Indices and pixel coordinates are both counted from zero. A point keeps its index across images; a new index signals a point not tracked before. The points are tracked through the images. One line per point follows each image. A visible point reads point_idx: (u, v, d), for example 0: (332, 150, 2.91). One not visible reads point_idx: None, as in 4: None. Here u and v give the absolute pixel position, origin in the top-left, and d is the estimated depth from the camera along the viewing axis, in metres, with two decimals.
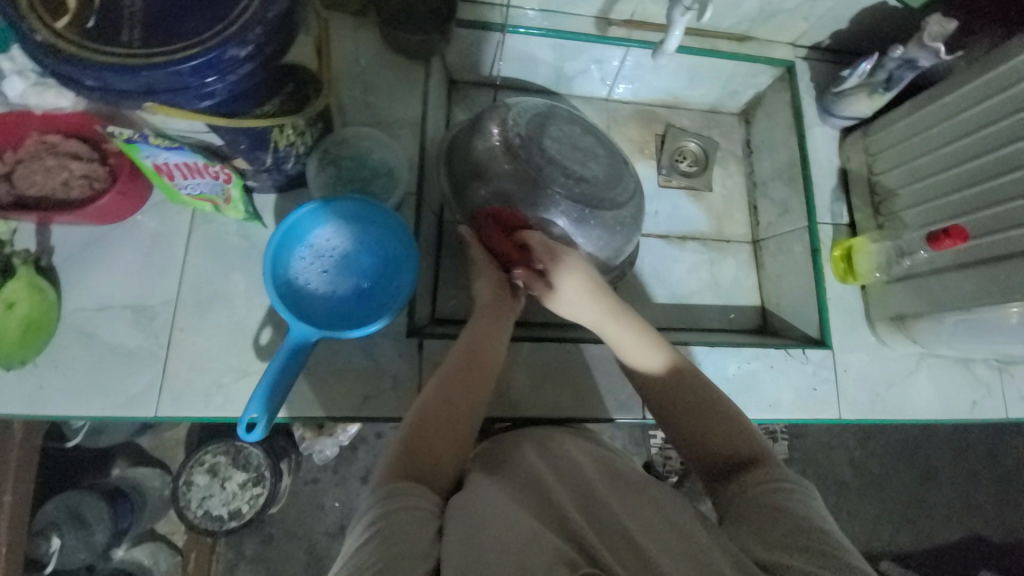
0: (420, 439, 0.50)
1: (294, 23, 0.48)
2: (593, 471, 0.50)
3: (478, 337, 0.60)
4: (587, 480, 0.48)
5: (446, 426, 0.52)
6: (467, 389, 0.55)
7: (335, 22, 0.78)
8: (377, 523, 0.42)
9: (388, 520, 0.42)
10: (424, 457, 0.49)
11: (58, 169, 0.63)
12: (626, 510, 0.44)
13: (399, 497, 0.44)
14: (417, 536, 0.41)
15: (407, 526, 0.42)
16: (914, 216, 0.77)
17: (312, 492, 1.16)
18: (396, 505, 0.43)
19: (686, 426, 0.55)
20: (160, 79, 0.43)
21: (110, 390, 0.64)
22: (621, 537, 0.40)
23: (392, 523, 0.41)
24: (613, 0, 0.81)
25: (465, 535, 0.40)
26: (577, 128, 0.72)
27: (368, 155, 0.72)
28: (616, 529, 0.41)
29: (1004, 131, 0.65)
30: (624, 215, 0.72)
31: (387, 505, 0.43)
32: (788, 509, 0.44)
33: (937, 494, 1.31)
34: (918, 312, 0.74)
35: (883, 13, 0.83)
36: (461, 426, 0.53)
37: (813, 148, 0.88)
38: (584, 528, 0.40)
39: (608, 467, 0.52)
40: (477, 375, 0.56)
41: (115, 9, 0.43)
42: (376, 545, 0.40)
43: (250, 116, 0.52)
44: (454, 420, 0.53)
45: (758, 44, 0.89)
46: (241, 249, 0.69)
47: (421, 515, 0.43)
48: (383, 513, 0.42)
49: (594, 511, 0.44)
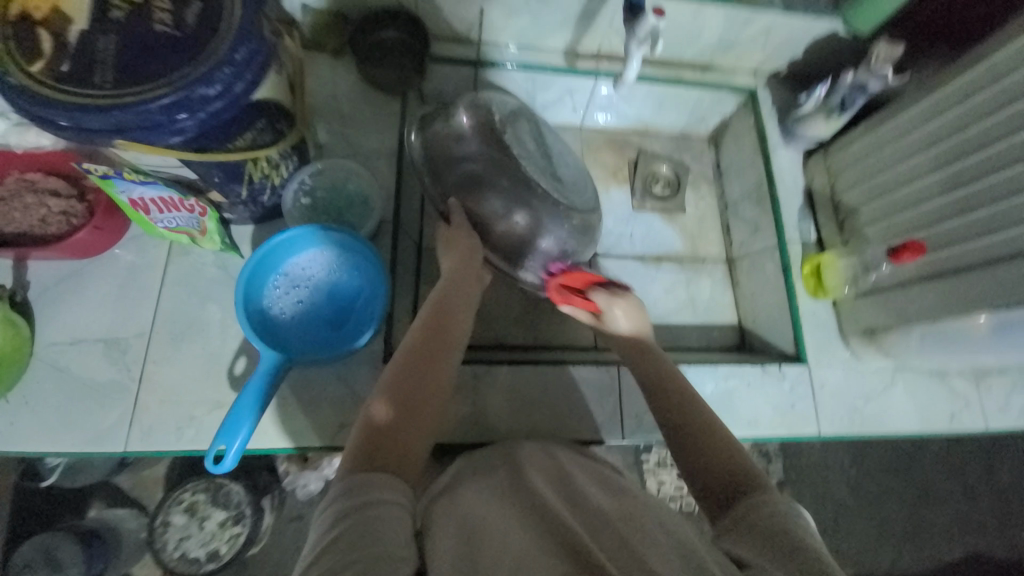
0: (387, 429, 0.49)
1: (262, 63, 0.50)
2: (576, 471, 0.51)
3: (443, 309, 0.59)
4: (575, 484, 0.48)
5: (415, 413, 0.51)
6: (434, 366, 0.54)
7: (314, 61, 0.81)
8: (346, 520, 0.40)
9: (358, 517, 0.40)
10: (392, 447, 0.47)
11: (36, 206, 0.64)
12: (610, 509, 0.44)
13: (370, 489, 0.43)
14: (389, 534, 0.40)
15: (380, 521, 0.40)
16: (876, 231, 0.80)
17: (298, 530, 1.09)
18: (365, 499, 0.42)
19: (692, 450, 0.53)
20: (130, 118, 0.44)
21: (80, 424, 0.63)
22: (618, 540, 0.40)
23: (363, 520, 0.40)
24: (580, 35, 0.85)
25: (453, 545, 0.40)
26: (539, 130, 0.75)
27: (344, 185, 0.74)
28: (609, 529, 0.41)
29: (953, 148, 0.68)
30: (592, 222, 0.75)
31: (357, 499, 0.42)
32: (784, 530, 0.43)
33: (937, 511, 1.29)
34: (887, 325, 0.76)
35: (835, 41, 0.88)
36: (428, 412, 0.52)
37: (779, 170, 0.91)
38: (577, 527, 0.40)
39: (604, 479, 0.51)
40: (439, 357, 0.55)
41: (89, 53, 0.45)
42: (347, 544, 0.38)
43: (222, 151, 0.54)
44: (421, 406, 0.52)
45: (721, 73, 0.94)
46: (218, 280, 0.70)
47: (396, 509, 0.42)
48: (353, 508, 0.41)
49: (588, 514, 0.43)
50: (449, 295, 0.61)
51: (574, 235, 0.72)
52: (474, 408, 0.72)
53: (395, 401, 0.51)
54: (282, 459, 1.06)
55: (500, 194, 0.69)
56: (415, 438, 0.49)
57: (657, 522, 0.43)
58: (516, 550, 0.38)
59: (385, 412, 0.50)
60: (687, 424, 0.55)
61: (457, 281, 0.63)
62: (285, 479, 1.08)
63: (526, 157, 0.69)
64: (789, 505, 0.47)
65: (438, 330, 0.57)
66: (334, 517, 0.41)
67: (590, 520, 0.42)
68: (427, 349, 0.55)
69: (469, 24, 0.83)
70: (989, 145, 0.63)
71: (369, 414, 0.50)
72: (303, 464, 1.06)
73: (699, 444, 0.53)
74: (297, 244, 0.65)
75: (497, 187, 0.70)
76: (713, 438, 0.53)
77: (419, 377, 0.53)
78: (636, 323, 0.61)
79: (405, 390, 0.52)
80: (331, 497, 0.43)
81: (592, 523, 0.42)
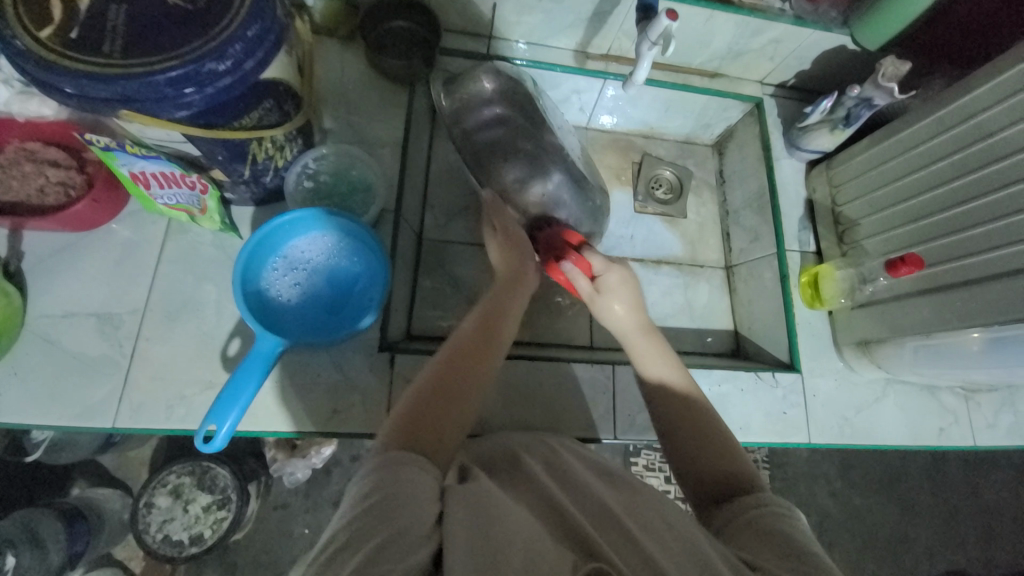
0: (427, 412, 0.50)
1: (273, 42, 0.50)
2: (574, 463, 0.51)
3: (492, 309, 0.61)
4: (577, 477, 0.48)
5: (454, 400, 0.52)
6: (477, 358, 0.56)
7: (323, 46, 0.80)
8: (375, 494, 0.40)
9: (390, 490, 0.41)
10: (427, 433, 0.48)
11: (35, 175, 0.63)
12: (611, 502, 0.44)
13: (401, 468, 0.43)
14: (419, 507, 0.40)
15: (410, 494, 0.41)
16: (875, 244, 0.81)
17: (281, 518, 1.10)
18: (399, 474, 0.42)
19: (695, 455, 0.54)
20: (137, 89, 0.44)
21: (69, 399, 0.62)
22: (619, 533, 0.39)
23: (392, 494, 0.40)
24: (590, 35, 0.85)
25: (466, 517, 0.39)
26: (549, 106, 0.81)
27: (348, 171, 0.74)
28: (611, 521, 0.41)
29: (956, 164, 0.68)
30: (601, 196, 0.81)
31: (391, 473, 0.42)
32: (785, 534, 0.43)
33: (920, 525, 1.30)
34: (882, 336, 0.76)
35: (843, 55, 0.88)
36: (468, 401, 0.53)
37: (781, 179, 0.91)
38: (577, 519, 0.40)
39: (603, 473, 0.51)
40: (486, 352, 0.56)
41: (98, 21, 0.44)
42: (377, 513, 0.38)
43: (228, 129, 0.54)
44: (460, 396, 0.52)
45: (728, 80, 0.94)
46: (216, 259, 0.70)
47: (422, 490, 0.42)
48: (385, 481, 0.41)
49: (588, 504, 0.43)
50: (497, 295, 0.63)
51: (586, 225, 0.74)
52: None
53: (437, 389, 0.52)
54: (270, 447, 1.06)
55: (519, 165, 0.75)
56: (451, 423, 0.50)
57: (656, 516, 0.43)
58: (523, 526, 0.38)
59: (425, 397, 0.51)
60: (683, 425, 0.56)
61: (509, 282, 0.65)
62: (271, 466, 1.07)
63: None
64: (787, 505, 0.47)
65: (486, 329, 0.59)
66: (365, 490, 0.41)
67: (591, 511, 0.42)
68: (472, 344, 0.57)
69: (480, 18, 0.82)
70: (993, 162, 0.64)
71: (408, 401, 0.51)
72: (291, 453, 1.06)
73: (705, 449, 0.54)
74: (302, 225, 0.64)
75: (514, 158, 0.75)
76: (710, 439, 0.54)
77: (460, 368, 0.54)
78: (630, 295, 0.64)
79: (447, 376, 0.53)
80: (362, 475, 0.43)
81: (592, 513, 0.42)
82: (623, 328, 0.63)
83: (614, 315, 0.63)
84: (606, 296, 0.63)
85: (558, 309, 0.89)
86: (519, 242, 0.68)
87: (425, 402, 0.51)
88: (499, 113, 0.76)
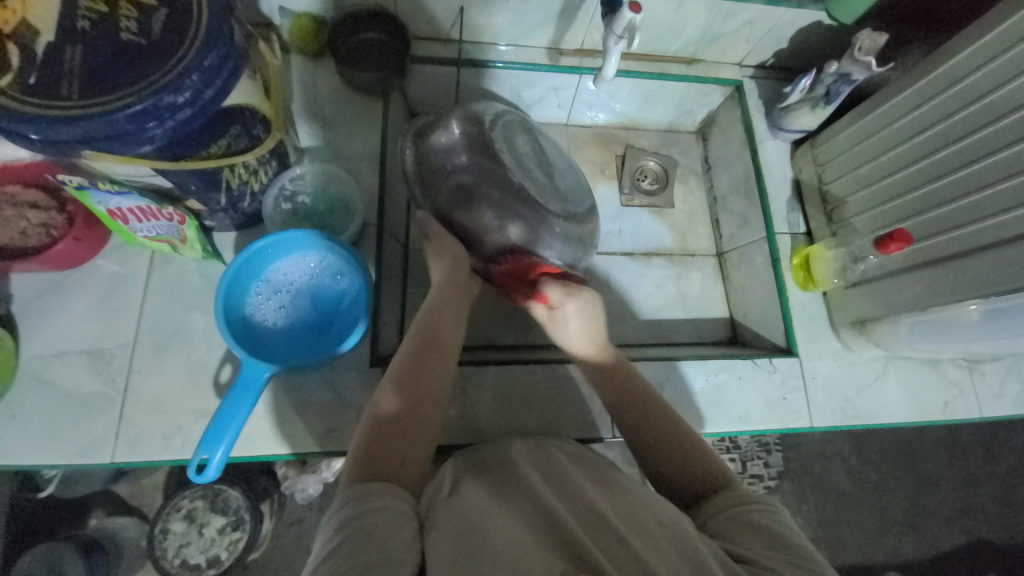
0: (386, 437, 0.49)
1: (229, 70, 0.50)
2: (568, 466, 0.51)
3: (435, 318, 0.61)
4: (571, 477, 0.48)
5: (413, 419, 0.52)
6: (427, 372, 0.55)
7: (292, 64, 0.80)
8: (348, 527, 0.41)
9: (359, 525, 0.41)
10: (388, 458, 0.48)
11: (16, 219, 0.64)
12: (607, 505, 0.44)
13: (368, 498, 0.43)
14: (392, 539, 0.40)
15: (380, 528, 0.41)
16: (864, 222, 0.80)
17: (297, 534, 1.11)
18: (366, 506, 0.42)
19: (668, 456, 0.54)
20: (97, 128, 0.44)
21: (67, 437, 0.63)
22: (611, 535, 0.40)
23: (365, 527, 0.41)
24: (562, 31, 0.84)
25: (448, 540, 0.40)
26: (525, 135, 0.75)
27: (326, 189, 0.74)
28: (603, 524, 0.41)
29: (938, 135, 0.67)
30: (584, 215, 0.77)
31: (357, 507, 0.42)
32: (765, 524, 0.44)
33: (939, 498, 1.29)
34: (877, 315, 0.75)
35: (821, 31, 0.86)
36: (426, 418, 0.53)
37: (766, 161, 0.90)
38: (572, 525, 0.40)
39: (597, 475, 0.51)
40: (432, 363, 0.56)
41: (55, 64, 0.44)
42: (351, 548, 0.39)
43: (196, 158, 0.54)
44: (418, 415, 0.52)
45: (705, 65, 0.93)
46: (202, 287, 0.70)
47: (392, 517, 0.42)
48: (354, 515, 0.42)
49: (580, 507, 0.43)
50: (438, 303, 0.62)
51: (572, 226, 0.73)
52: (462, 409, 0.72)
53: (396, 413, 0.52)
54: (280, 465, 1.06)
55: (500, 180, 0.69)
56: (410, 446, 0.50)
57: (655, 515, 0.43)
58: (509, 541, 0.38)
59: (383, 422, 0.51)
60: (653, 426, 0.56)
61: (447, 291, 0.64)
62: (282, 484, 1.06)
63: (510, 165, 0.70)
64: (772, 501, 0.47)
65: (430, 341, 0.58)
66: (336, 526, 0.41)
67: (580, 513, 0.42)
68: (420, 360, 0.56)
69: (449, 23, 0.82)
70: (976, 130, 0.62)
71: (365, 429, 0.51)
72: (301, 469, 1.03)
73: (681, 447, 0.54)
74: (284, 247, 0.64)
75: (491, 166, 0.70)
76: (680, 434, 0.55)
77: (411, 388, 0.53)
78: (590, 321, 0.60)
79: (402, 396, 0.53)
80: (333, 508, 0.43)
81: (582, 516, 0.42)
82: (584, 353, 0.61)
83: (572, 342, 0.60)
84: (562, 323, 0.60)
85: None
86: (457, 254, 0.67)
87: (380, 427, 0.50)
88: (467, 142, 0.70)
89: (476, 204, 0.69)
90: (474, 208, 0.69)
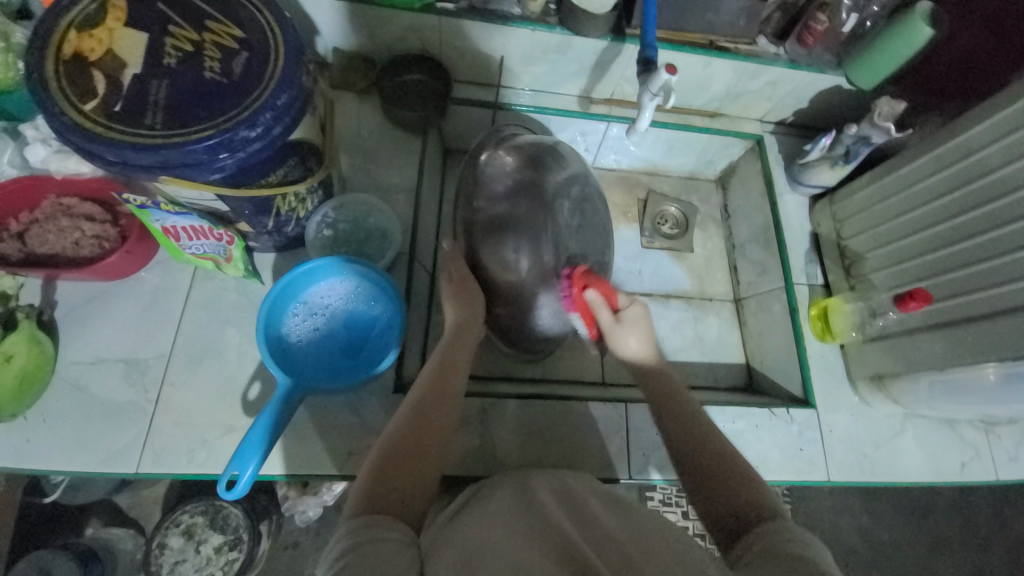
0: (393, 469, 0.50)
1: (300, 109, 0.54)
2: (586, 495, 0.51)
3: (447, 362, 0.62)
4: (584, 502, 0.49)
5: (421, 456, 0.52)
6: (435, 416, 0.56)
7: (340, 99, 0.85)
8: (350, 554, 0.41)
9: (364, 549, 0.41)
10: (392, 489, 0.48)
11: (71, 229, 0.68)
12: (620, 530, 0.44)
13: (373, 527, 0.43)
14: (392, 564, 0.40)
15: (380, 556, 0.41)
16: (882, 278, 0.82)
17: (293, 557, 1.09)
18: (369, 534, 0.42)
19: (709, 487, 0.52)
20: (176, 156, 0.47)
21: (95, 444, 0.64)
22: (625, 562, 0.40)
23: (366, 553, 0.41)
24: (594, 82, 0.89)
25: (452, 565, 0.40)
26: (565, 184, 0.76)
27: (364, 219, 0.78)
28: (617, 550, 0.41)
29: (954, 202, 0.70)
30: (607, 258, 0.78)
31: (358, 535, 0.42)
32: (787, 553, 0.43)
33: (953, 564, 1.25)
34: (895, 371, 0.76)
35: (841, 95, 0.91)
36: (431, 453, 0.53)
37: (785, 214, 0.93)
38: (586, 549, 0.41)
39: (612, 502, 0.50)
40: (441, 405, 0.57)
41: (141, 95, 0.48)
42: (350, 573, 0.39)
43: (255, 186, 0.57)
44: (424, 452, 0.53)
45: (728, 119, 0.97)
46: (239, 305, 0.72)
47: (393, 547, 0.42)
48: (356, 542, 0.42)
49: (594, 534, 0.44)
50: (450, 349, 0.64)
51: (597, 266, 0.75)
52: (481, 439, 0.72)
53: (400, 446, 0.52)
54: (283, 485, 1.05)
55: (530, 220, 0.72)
56: (417, 481, 0.50)
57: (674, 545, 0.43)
58: (516, 562, 0.39)
59: (390, 453, 0.51)
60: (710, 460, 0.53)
61: (456, 338, 0.65)
62: (283, 504, 1.05)
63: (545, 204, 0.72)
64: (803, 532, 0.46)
65: (440, 384, 0.59)
66: (340, 552, 0.42)
67: (594, 539, 0.43)
68: (430, 401, 0.57)
69: (488, 70, 0.87)
70: (995, 198, 0.65)
71: (373, 462, 0.51)
72: (304, 490, 1.03)
73: (720, 479, 0.52)
74: (322, 272, 0.67)
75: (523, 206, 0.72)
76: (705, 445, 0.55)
77: (418, 427, 0.54)
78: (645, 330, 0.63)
79: (411, 436, 0.53)
80: (336, 537, 0.43)
81: (595, 541, 0.43)
82: (639, 362, 0.64)
83: (628, 349, 0.63)
84: (624, 331, 0.63)
85: (569, 346, 0.91)
86: (474, 300, 0.69)
87: (388, 462, 0.51)
88: None
89: (502, 243, 0.69)
90: (500, 244, 0.69)
